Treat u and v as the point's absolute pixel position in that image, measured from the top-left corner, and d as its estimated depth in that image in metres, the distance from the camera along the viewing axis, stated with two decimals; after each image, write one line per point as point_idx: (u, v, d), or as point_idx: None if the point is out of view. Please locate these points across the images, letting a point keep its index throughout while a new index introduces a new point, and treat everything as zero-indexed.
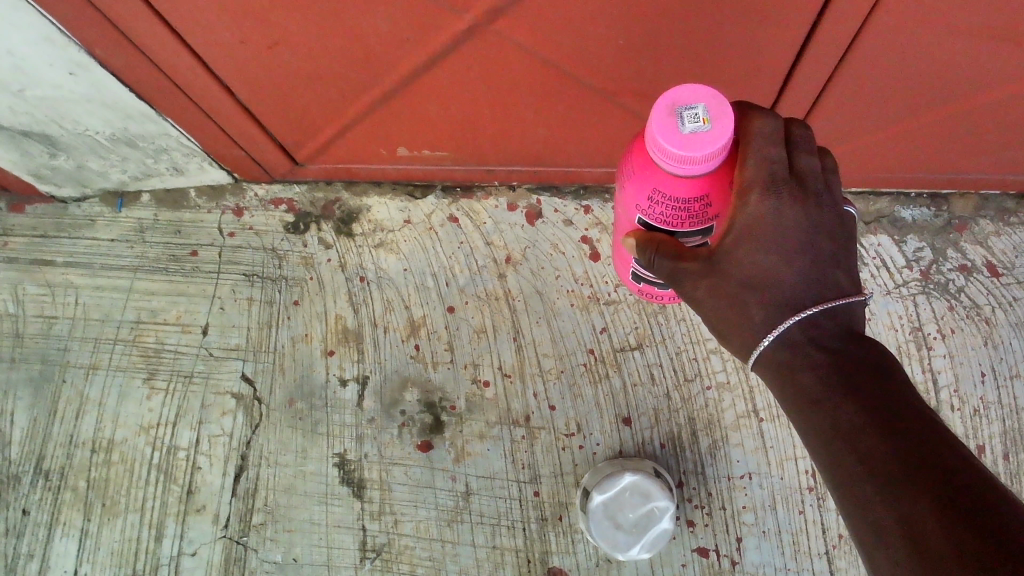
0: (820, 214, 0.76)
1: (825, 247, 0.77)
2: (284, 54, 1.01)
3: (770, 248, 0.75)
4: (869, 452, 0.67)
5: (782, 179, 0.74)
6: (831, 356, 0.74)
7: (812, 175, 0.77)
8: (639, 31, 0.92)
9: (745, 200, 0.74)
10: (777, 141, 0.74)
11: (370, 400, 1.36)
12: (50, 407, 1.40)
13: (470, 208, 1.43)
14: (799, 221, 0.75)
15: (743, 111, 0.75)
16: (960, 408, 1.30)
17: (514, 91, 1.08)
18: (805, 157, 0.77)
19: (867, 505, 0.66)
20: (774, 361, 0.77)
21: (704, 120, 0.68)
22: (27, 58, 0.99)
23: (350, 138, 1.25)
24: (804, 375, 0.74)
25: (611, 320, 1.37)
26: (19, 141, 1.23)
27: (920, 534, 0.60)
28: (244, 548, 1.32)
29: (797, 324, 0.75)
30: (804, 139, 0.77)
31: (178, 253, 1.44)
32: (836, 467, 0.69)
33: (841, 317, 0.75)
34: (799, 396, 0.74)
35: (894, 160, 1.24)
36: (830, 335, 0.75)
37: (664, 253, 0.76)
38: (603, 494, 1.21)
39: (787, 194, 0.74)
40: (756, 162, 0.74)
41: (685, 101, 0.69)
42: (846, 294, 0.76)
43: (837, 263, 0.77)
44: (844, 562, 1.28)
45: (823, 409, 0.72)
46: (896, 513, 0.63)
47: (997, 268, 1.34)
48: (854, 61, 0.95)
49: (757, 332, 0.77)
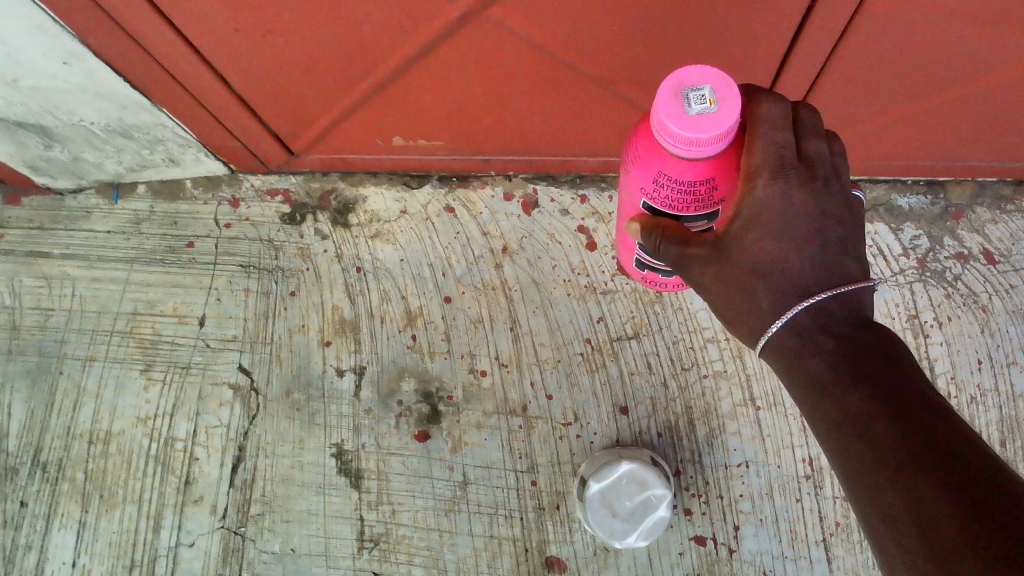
0: (828, 198, 0.76)
1: (834, 231, 0.76)
2: (279, 42, 1.00)
3: (774, 234, 0.75)
4: (878, 437, 0.67)
5: (790, 163, 0.74)
6: (840, 342, 0.73)
7: (821, 160, 0.77)
8: (635, 17, 0.92)
9: (752, 185, 0.73)
10: (785, 126, 0.74)
11: (367, 390, 1.36)
12: (47, 399, 1.40)
13: (467, 199, 1.43)
14: (807, 205, 0.75)
15: (750, 97, 0.75)
16: (957, 396, 1.30)
17: (509, 79, 1.08)
18: (813, 142, 0.77)
19: (873, 492, 0.65)
20: (783, 347, 0.76)
21: (711, 101, 0.67)
22: (21, 48, 0.99)
23: (346, 128, 1.25)
24: (811, 361, 0.74)
25: (608, 310, 1.36)
26: (14, 133, 1.23)
27: (927, 519, 0.61)
28: (242, 539, 1.33)
29: (805, 311, 0.75)
30: (811, 125, 0.77)
31: (175, 244, 1.44)
32: (844, 453, 0.69)
33: (850, 303, 0.75)
34: (808, 382, 0.74)
35: (892, 147, 1.23)
36: (840, 321, 0.74)
37: (670, 239, 0.77)
38: (600, 483, 1.21)
39: (795, 179, 0.74)
40: (764, 148, 0.73)
41: (692, 82, 0.68)
42: (856, 279, 0.76)
43: (844, 249, 0.77)
44: (841, 550, 1.28)
45: (830, 395, 0.72)
46: (904, 500, 0.63)
47: (994, 256, 1.34)
48: (850, 47, 0.95)
49: (767, 319, 0.77)
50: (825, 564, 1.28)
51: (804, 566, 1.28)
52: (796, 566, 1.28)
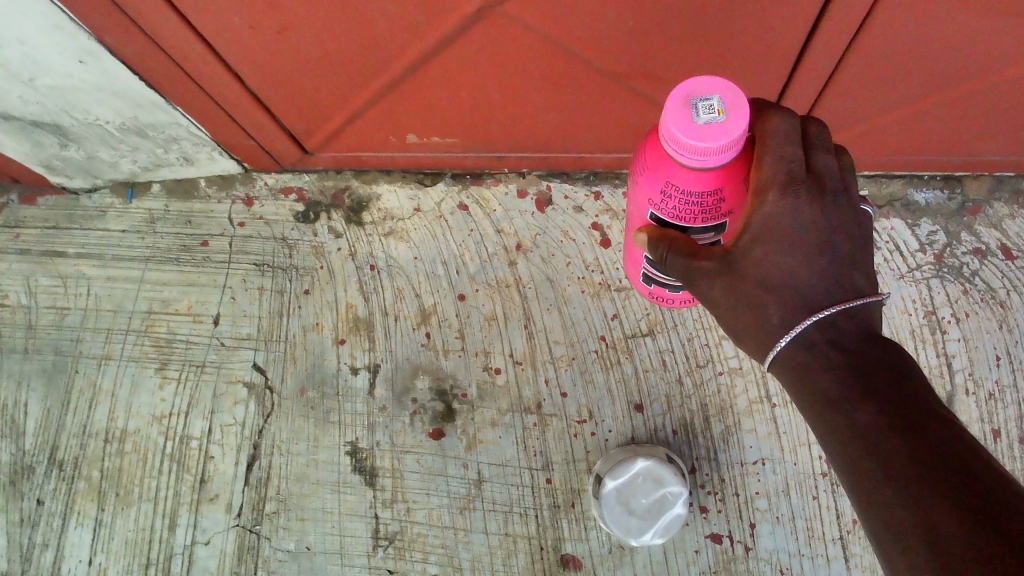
0: (837, 212, 0.76)
1: (843, 245, 0.76)
2: (294, 39, 1.00)
3: (785, 246, 0.74)
4: (888, 453, 0.66)
5: (800, 178, 0.73)
6: (850, 357, 0.73)
7: (830, 175, 0.76)
8: (650, 11, 0.92)
9: (763, 199, 0.73)
10: (794, 139, 0.73)
11: (382, 388, 1.36)
12: (63, 397, 1.40)
13: (480, 196, 1.43)
14: (817, 222, 0.74)
15: (759, 113, 0.75)
16: (975, 392, 1.29)
17: (523, 75, 1.08)
18: (822, 155, 0.76)
19: (884, 507, 0.65)
20: (792, 361, 0.76)
21: (719, 112, 0.67)
22: (36, 47, 1.00)
23: (359, 126, 1.24)
24: (822, 375, 0.74)
25: (622, 307, 1.36)
26: (30, 132, 1.23)
27: (938, 534, 0.60)
28: (257, 537, 1.33)
29: (814, 325, 0.74)
30: (820, 138, 0.77)
31: (188, 243, 1.44)
32: (854, 469, 0.69)
33: (860, 319, 0.75)
34: (817, 398, 0.74)
35: (907, 142, 1.23)
36: (849, 337, 0.74)
37: (678, 251, 0.75)
38: (615, 480, 1.21)
39: (804, 194, 0.73)
40: (773, 162, 0.72)
41: (700, 92, 0.68)
42: (865, 294, 0.75)
43: (853, 263, 0.76)
44: (858, 548, 1.27)
45: (839, 410, 0.72)
46: (914, 516, 0.62)
47: (1012, 251, 1.33)
48: (866, 41, 0.94)
49: (775, 331, 0.77)
50: (842, 561, 1.27)
51: (821, 564, 1.27)
52: (812, 564, 1.27)
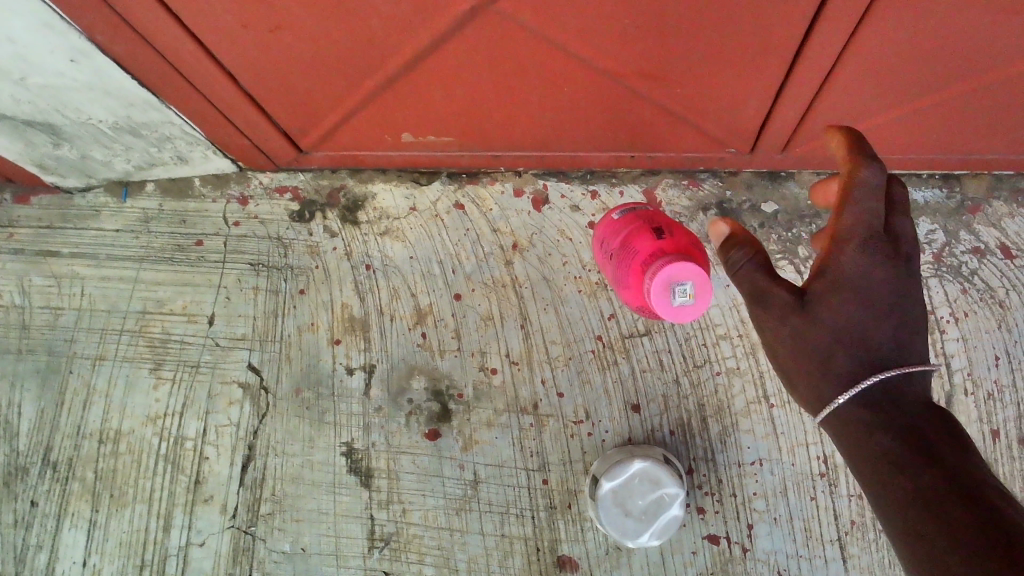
0: (910, 274, 0.83)
1: (912, 313, 0.83)
2: (287, 38, 0.99)
3: (858, 300, 0.81)
4: (935, 500, 0.71)
5: (876, 234, 0.81)
6: (905, 418, 0.78)
7: (906, 237, 0.83)
8: (647, 9, 0.90)
9: (841, 248, 0.81)
10: (879, 194, 0.80)
11: (377, 388, 1.35)
12: (57, 398, 1.40)
13: (477, 195, 1.40)
14: (888, 278, 0.82)
15: (854, 151, 0.81)
16: (974, 392, 1.29)
17: (519, 74, 1.07)
18: (900, 218, 0.84)
19: (924, 545, 0.69)
20: (847, 419, 0.81)
21: (691, 296, 0.87)
22: (27, 46, 0.99)
23: (354, 125, 1.23)
24: (879, 435, 0.78)
25: (619, 307, 1.34)
26: (23, 131, 1.22)
27: (979, 560, 0.64)
28: (253, 538, 1.33)
29: (877, 385, 0.80)
30: (901, 199, 0.84)
31: (183, 243, 1.42)
32: (898, 514, 0.73)
33: (919, 389, 0.81)
34: (869, 453, 0.79)
35: (907, 140, 1.21)
36: (908, 400, 0.80)
37: (759, 259, 0.85)
38: (613, 482, 1.19)
39: (877, 251, 0.81)
40: (853, 213, 0.81)
41: (680, 277, 0.87)
42: (923, 366, 0.81)
43: (917, 332, 0.83)
44: (855, 548, 1.27)
45: (889, 462, 0.76)
46: (954, 552, 0.66)
47: (1011, 250, 1.32)
48: (864, 39, 0.93)
49: (834, 389, 0.82)
50: (839, 562, 1.27)
51: (819, 565, 1.27)
52: (809, 565, 1.27)
